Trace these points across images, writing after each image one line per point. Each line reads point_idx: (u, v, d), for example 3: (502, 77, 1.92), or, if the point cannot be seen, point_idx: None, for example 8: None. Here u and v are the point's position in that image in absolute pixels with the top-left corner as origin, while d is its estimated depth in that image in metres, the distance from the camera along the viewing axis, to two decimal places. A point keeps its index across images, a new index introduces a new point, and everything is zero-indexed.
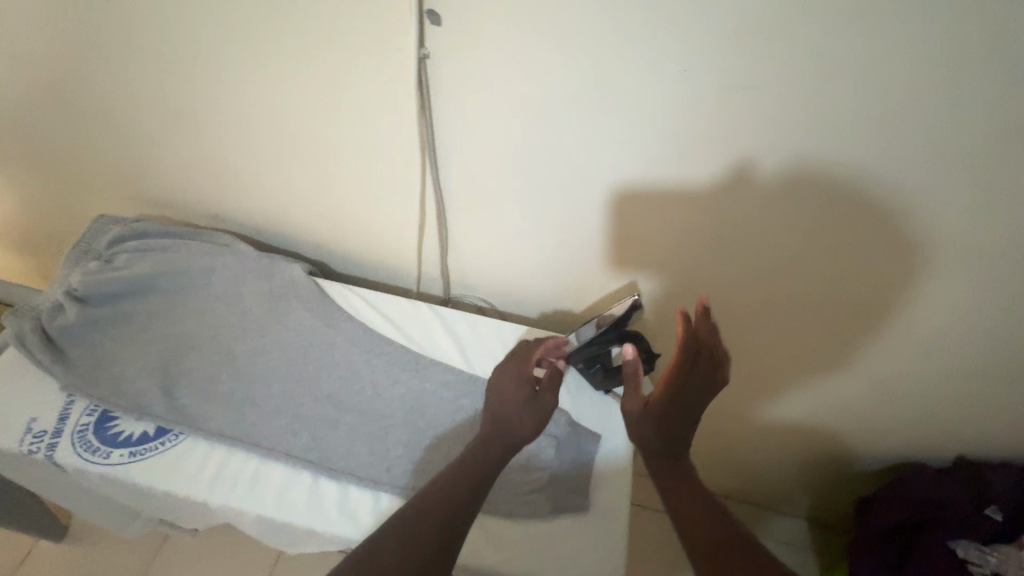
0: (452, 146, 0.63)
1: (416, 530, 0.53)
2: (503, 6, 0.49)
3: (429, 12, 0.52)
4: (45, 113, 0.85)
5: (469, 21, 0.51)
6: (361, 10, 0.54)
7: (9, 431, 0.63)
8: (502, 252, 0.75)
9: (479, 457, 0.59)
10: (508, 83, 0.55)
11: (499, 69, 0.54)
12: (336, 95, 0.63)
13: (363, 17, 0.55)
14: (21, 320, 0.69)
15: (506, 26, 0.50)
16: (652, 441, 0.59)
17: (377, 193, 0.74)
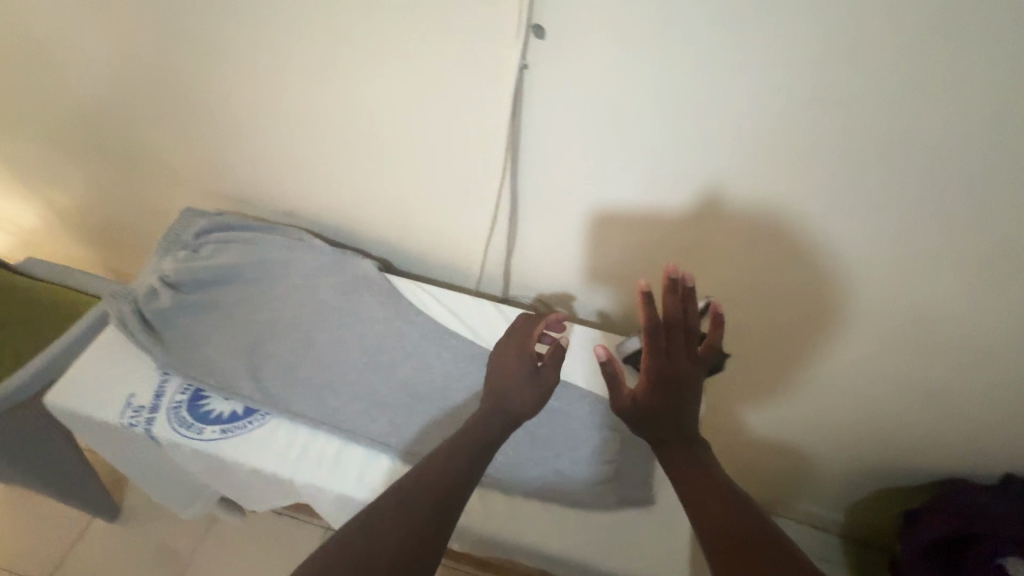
0: (537, 149, 0.68)
1: (413, 500, 0.52)
2: (608, 22, 0.54)
3: (534, 27, 0.57)
4: (139, 112, 0.91)
5: (573, 34, 0.56)
6: (468, 23, 0.59)
7: (111, 405, 0.68)
8: (567, 252, 0.80)
9: (476, 431, 0.61)
10: (601, 91, 0.60)
11: (594, 79, 0.59)
12: (429, 99, 0.68)
13: (469, 30, 0.60)
14: (121, 303, 0.75)
15: (608, 40, 0.55)
16: (649, 425, 0.60)
17: (454, 193, 0.79)
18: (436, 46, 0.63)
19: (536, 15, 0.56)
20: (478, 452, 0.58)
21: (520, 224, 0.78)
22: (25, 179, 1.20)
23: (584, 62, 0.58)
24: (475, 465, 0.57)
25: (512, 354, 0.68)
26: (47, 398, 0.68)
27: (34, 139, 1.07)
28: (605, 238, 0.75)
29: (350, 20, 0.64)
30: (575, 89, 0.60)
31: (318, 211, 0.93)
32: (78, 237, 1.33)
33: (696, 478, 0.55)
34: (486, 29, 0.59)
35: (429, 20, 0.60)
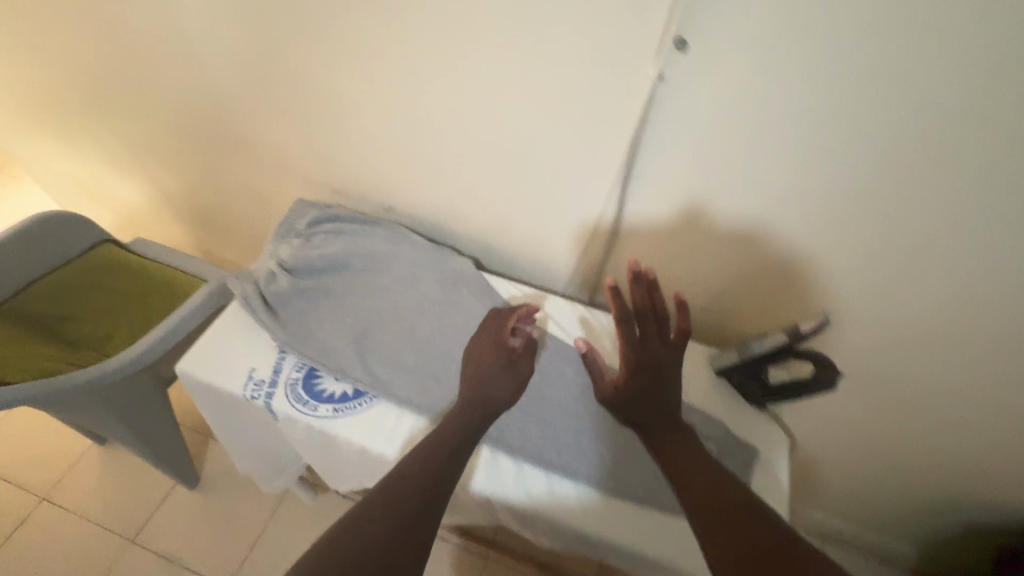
0: (651, 156, 0.70)
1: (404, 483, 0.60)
2: (755, 38, 0.55)
3: (677, 40, 0.58)
4: (258, 106, 0.97)
5: (716, 49, 0.57)
6: (606, 34, 0.61)
7: (235, 377, 0.73)
8: (665, 259, 0.82)
9: (457, 427, 0.67)
10: (731, 105, 0.61)
11: (727, 93, 0.60)
12: (549, 105, 0.71)
13: (605, 40, 0.62)
14: (244, 284, 0.81)
15: (750, 55, 0.57)
16: (631, 410, 0.69)
17: (558, 197, 0.81)
18: (568, 55, 0.65)
19: (680, 29, 0.58)
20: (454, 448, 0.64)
21: (620, 228, 0.81)
22: (140, 162, 1.30)
23: (720, 76, 0.59)
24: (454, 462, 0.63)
25: (489, 345, 0.74)
26: (179, 366, 0.73)
27: (156, 125, 1.15)
28: (709, 246, 0.77)
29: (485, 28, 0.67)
30: (704, 100, 0.62)
31: (416, 206, 0.97)
32: (179, 218, 1.42)
33: (679, 461, 0.63)
34: (623, 40, 0.61)
35: (567, 30, 0.63)
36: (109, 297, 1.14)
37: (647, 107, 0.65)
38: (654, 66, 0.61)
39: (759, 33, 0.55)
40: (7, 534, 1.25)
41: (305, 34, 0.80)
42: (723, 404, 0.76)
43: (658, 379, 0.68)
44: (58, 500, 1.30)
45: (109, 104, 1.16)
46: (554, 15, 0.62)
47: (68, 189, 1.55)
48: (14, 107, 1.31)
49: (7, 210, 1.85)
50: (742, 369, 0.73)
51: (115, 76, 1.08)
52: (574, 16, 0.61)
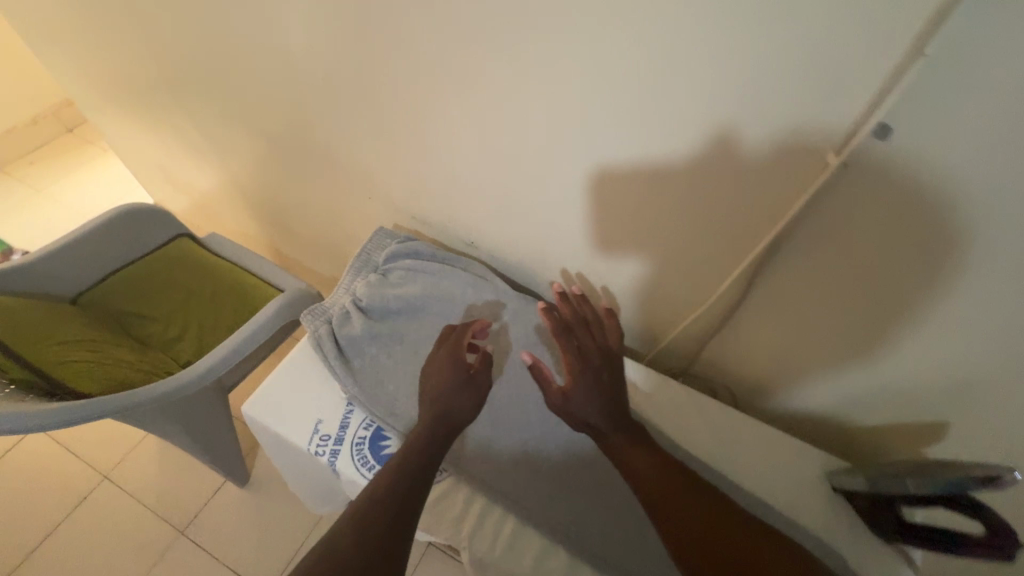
0: (801, 245, 0.59)
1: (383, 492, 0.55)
2: (993, 139, 0.41)
3: (879, 126, 0.45)
4: (346, 124, 0.91)
5: (932, 142, 0.44)
6: (778, 108, 0.50)
7: (301, 429, 0.68)
8: (785, 348, 0.71)
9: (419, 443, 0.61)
10: (928, 208, 0.48)
11: (929, 194, 0.47)
12: (682, 172, 0.61)
13: (776, 115, 0.50)
14: (316, 320, 0.76)
15: (976, 160, 0.43)
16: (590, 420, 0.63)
17: (671, 261, 0.72)
18: (721, 124, 0.54)
19: (886, 113, 0.45)
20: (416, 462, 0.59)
21: (736, 310, 0.70)
22: (225, 160, 1.29)
23: (925, 173, 0.46)
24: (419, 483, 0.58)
25: (445, 358, 0.66)
26: (244, 408, 0.69)
27: (245, 129, 1.13)
28: (846, 349, 0.65)
29: (619, 84, 0.57)
30: (892, 200, 0.49)
31: (504, 244, 0.90)
32: (255, 216, 1.42)
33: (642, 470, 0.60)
34: (801, 117, 0.49)
35: (725, 97, 0.52)
36: (182, 296, 1.13)
37: (813, 195, 0.53)
38: (837, 149, 0.50)
39: (1004, 134, 0.41)
40: (70, 509, 1.29)
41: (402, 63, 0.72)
42: (841, 532, 0.65)
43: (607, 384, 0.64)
44: (117, 481, 1.33)
45: (202, 102, 1.15)
46: (712, 80, 0.51)
47: (153, 174, 1.57)
48: (113, 94, 1.33)
49: (101, 184, 1.93)
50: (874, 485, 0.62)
51: (210, 77, 1.06)
52: (739, 85, 0.50)
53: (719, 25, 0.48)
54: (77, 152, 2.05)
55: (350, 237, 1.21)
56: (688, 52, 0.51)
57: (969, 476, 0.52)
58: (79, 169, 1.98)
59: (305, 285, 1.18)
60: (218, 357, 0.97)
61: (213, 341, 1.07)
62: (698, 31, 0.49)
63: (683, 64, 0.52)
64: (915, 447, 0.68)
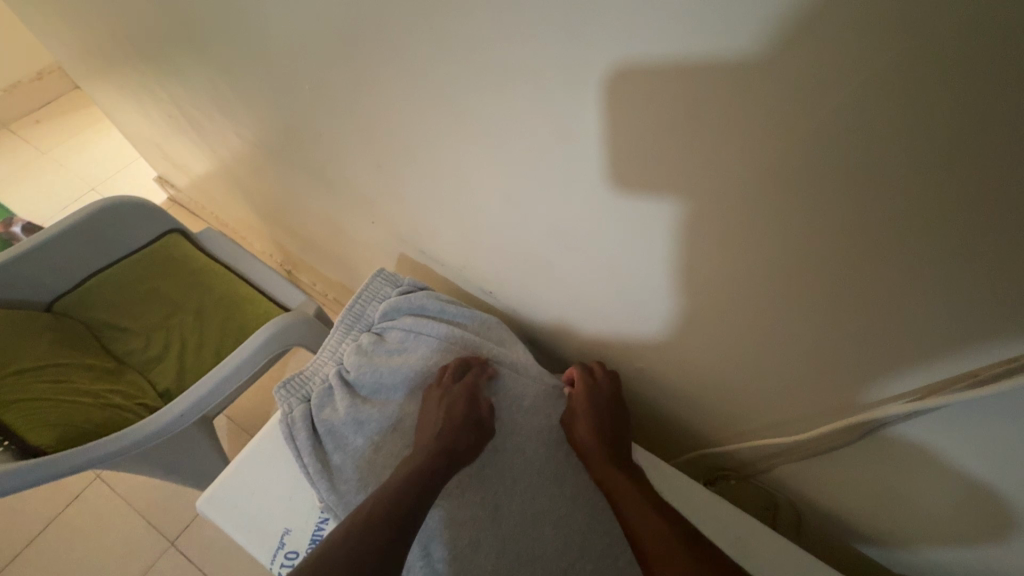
0: (958, 413, 0.43)
1: (364, 529, 0.46)
2: None
3: None
4: (344, 136, 0.75)
5: None
6: (992, 261, 0.32)
7: (264, 541, 0.56)
8: (881, 486, 0.56)
9: (412, 478, 0.52)
10: None
11: None
12: (789, 280, 0.44)
13: (985, 267, 0.33)
14: (293, 396, 0.63)
15: None
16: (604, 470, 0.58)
17: (742, 358, 0.56)
18: (885, 253, 0.37)
19: None
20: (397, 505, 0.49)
21: (825, 435, 0.54)
22: (225, 148, 1.14)
23: None
24: (408, 521, 0.48)
25: (454, 393, 0.59)
26: (199, 505, 0.57)
27: (242, 122, 0.98)
28: (979, 517, 0.50)
29: (734, 176, 0.40)
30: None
31: (542, 300, 0.75)
32: (258, 208, 1.28)
33: (646, 530, 0.51)
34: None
35: (904, 230, 0.34)
36: (168, 309, 1.02)
37: (1015, 379, 0.37)
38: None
39: None
40: (63, 506, 1.25)
41: (429, 94, 0.55)
42: None
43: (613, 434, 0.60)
44: (110, 481, 1.28)
45: (195, 86, 0.99)
46: (892, 204, 0.34)
47: (152, 152, 1.44)
48: (101, 64, 1.17)
49: (106, 149, 1.81)
50: None
51: (201, 63, 0.89)
52: (936, 222, 0.33)
53: (936, 136, 0.29)
54: (85, 111, 1.93)
55: (356, 247, 1.07)
56: (833, 139, 0.33)
57: None
58: (85, 131, 1.86)
59: (307, 301, 1.05)
60: (198, 396, 0.86)
61: (197, 366, 0.96)
62: (867, 119, 0.31)
63: (823, 152, 0.34)
64: None
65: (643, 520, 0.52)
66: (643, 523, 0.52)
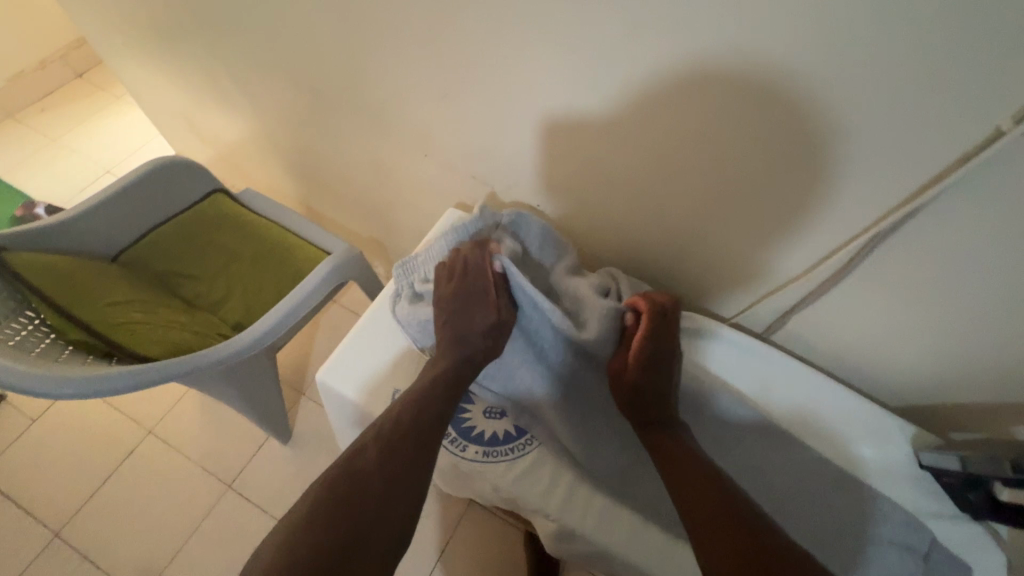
0: (928, 223, 0.56)
1: (379, 463, 0.57)
2: None
3: None
4: (394, 77, 0.85)
5: None
6: (958, 76, 0.44)
7: (379, 399, 0.68)
8: (873, 324, 0.69)
9: (424, 406, 0.61)
10: None
11: None
12: (794, 141, 0.56)
13: (950, 81, 0.45)
14: (405, 278, 0.74)
15: None
16: (643, 412, 0.65)
17: (754, 233, 0.69)
18: (866, 95, 0.49)
19: None
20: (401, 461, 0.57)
21: (831, 283, 0.68)
22: (256, 113, 1.21)
23: None
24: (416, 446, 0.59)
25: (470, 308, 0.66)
26: (319, 376, 0.69)
27: (280, 80, 1.05)
28: (954, 324, 0.63)
29: (759, 54, 0.51)
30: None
31: (575, 215, 0.87)
32: (286, 171, 1.36)
33: (687, 480, 0.58)
34: (982, 83, 0.44)
35: (894, 66, 0.46)
36: (225, 258, 1.10)
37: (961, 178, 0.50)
38: (1014, 118, 0.45)
39: None
40: (119, 462, 1.32)
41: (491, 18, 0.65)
42: (921, 499, 0.65)
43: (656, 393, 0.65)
44: (161, 436, 1.35)
45: (233, 50, 1.07)
46: (884, 47, 0.45)
47: (174, 127, 1.51)
48: (129, 37, 1.23)
49: (117, 133, 1.85)
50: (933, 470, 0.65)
51: (245, 21, 0.97)
52: (917, 53, 0.44)
53: None
54: (89, 97, 1.96)
55: (389, 194, 1.17)
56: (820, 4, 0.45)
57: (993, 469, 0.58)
58: (93, 117, 1.90)
59: (349, 245, 1.14)
60: (272, 323, 0.96)
61: (260, 304, 1.05)
62: None
63: (815, 20, 0.46)
64: (997, 415, 0.68)
65: (686, 472, 0.59)
66: (683, 477, 0.59)
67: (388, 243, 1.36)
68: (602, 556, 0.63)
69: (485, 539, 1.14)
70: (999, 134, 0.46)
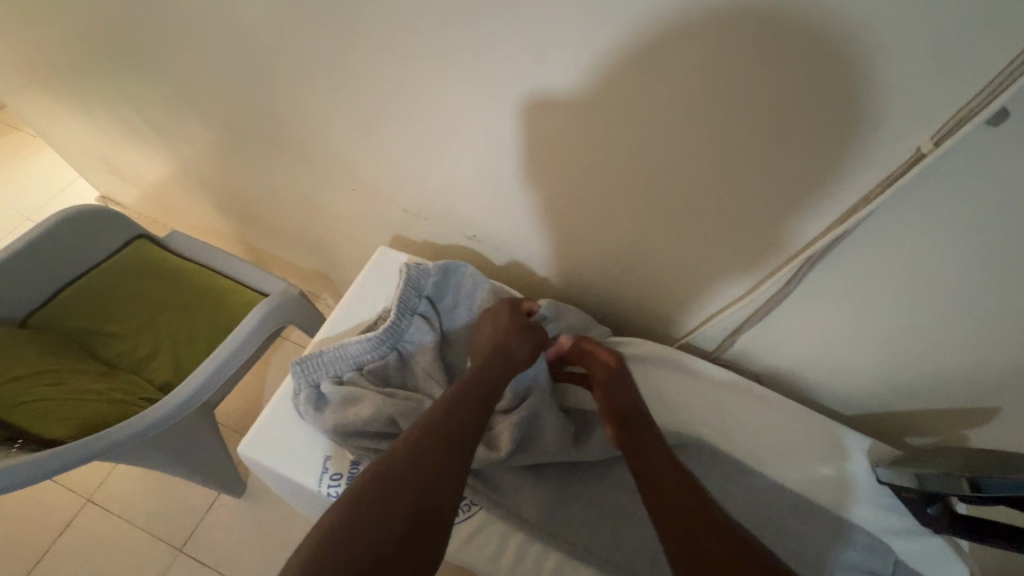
0: (858, 242, 0.55)
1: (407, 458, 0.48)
2: None
3: (993, 113, 0.39)
4: (315, 109, 0.80)
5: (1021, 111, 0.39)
6: (871, 99, 0.43)
7: (309, 470, 0.61)
8: (821, 339, 0.68)
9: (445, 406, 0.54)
10: (1002, 182, 0.43)
11: (1004, 172, 0.42)
12: (727, 157, 0.54)
13: (867, 103, 0.43)
14: (306, 377, 0.64)
15: None
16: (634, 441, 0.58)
17: (698, 252, 0.67)
18: (793, 110, 0.46)
19: (977, 88, 0.39)
20: (435, 461, 0.48)
21: (775, 301, 0.66)
22: (177, 152, 1.14)
23: (999, 149, 0.41)
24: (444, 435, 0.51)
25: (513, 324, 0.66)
26: (240, 451, 0.62)
27: (198, 117, 0.99)
28: (899, 334, 0.62)
29: (683, 78, 0.49)
30: (1005, 189, 0.44)
31: (517, 241, 0.83)
32: (217, 209, 1.28)
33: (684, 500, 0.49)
34: (898, 103, 0.42)
35: (809, 92, 0.44)
36: (150, 310, 1.02)
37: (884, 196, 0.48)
38: (932, 139, 0.43)
39: None
40: (56, 536, 1.21)
41: (406, 43, 0.61)
42: (883, 517, 0.64)
43: (640, 439, 0.58)
44: (102, 502, 1.26)
45: (142, 88, 0.99)
46: (796, 74, 0.43)
47: (94, 168, 1.41)
48: (28, 79, 1.14)
49: (36, 175, 1.73)
50: (889, 485, 0.64)
51: (150, 58, 0.90)
52: (832, 78, 0.43)
53: (818, 7, 0.39)
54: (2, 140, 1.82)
55: (327, 231, 1.11)
56: (736, 17, 0.42)
57: (943, 480, 0.57)
58: (9, 160, 1.77)
59: (288, 284, 1.08)
60: (203, 378, 0.88)
61: (192, 358, 0.98)
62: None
63: (733, 35, 0.43)
64: (948, 420, 0.67)
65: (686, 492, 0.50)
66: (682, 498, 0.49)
67: (332, 276, 1.30)
68: None
69: None
70: (920, 157, 0.45)
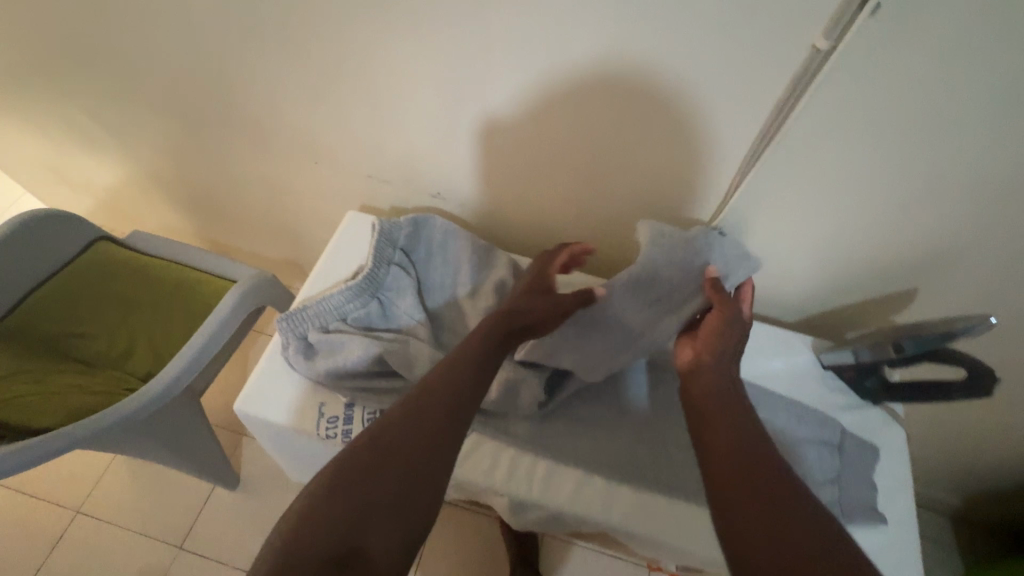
0: (779, 152, 0.61)
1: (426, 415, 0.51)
2: None
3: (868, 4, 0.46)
4: (267, 86, 0.82)
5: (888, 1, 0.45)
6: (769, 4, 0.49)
7: (305, 416, 0.64)
8: (762, 251, 0.75)
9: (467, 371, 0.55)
10: (884, 70, 0.50)
11: (884, 61, 0.49)
12: (659, 80, 0.59)
13: (766, 11, 0.50)
14: (293, 330, 0.67)
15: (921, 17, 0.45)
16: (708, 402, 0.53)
17: (645, 179, 0.72)
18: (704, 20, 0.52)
19: None
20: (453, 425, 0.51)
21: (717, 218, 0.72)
22: (127, 151, 1.12)
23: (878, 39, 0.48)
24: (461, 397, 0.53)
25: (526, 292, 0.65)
26: (235, 407, 0.65)
27: (147, 110, 0.98)
28: (827, 233, 0.69)
29: (605, 11, 0.54)
30: (888, 77, 0.50)
31: (480, 196, 0.87)
32: (177, 207, 1.27)
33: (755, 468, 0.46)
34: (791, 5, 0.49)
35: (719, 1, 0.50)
36: (123, 309, 1.02)
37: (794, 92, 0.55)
38: (825, 35, 0.50)
39: None
40: (47, 552, 1.19)
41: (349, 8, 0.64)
42: (829, 396, 0.72)
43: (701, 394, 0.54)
44: (93, 512, 1.24)
45: (82, 87, 0.98)
46: None
47: (42, 180, 1.37)
48: None
49: None
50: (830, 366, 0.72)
51: (89, 55, 0.89)
52: None
53: None
54: None
55: (292, 213, 1.12)
56: None
57: (876, 350, 0.66)
58: None
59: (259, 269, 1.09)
60: (185, 363, 0.89)
61: (171, 350, 0.99)
62: None
63: None
64: (878, 306, 0.76)
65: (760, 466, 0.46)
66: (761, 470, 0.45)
67: (301, 261, 1.31)
68: (557, 516, 0.64)
69: (459, 536, 1.14)
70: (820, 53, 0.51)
